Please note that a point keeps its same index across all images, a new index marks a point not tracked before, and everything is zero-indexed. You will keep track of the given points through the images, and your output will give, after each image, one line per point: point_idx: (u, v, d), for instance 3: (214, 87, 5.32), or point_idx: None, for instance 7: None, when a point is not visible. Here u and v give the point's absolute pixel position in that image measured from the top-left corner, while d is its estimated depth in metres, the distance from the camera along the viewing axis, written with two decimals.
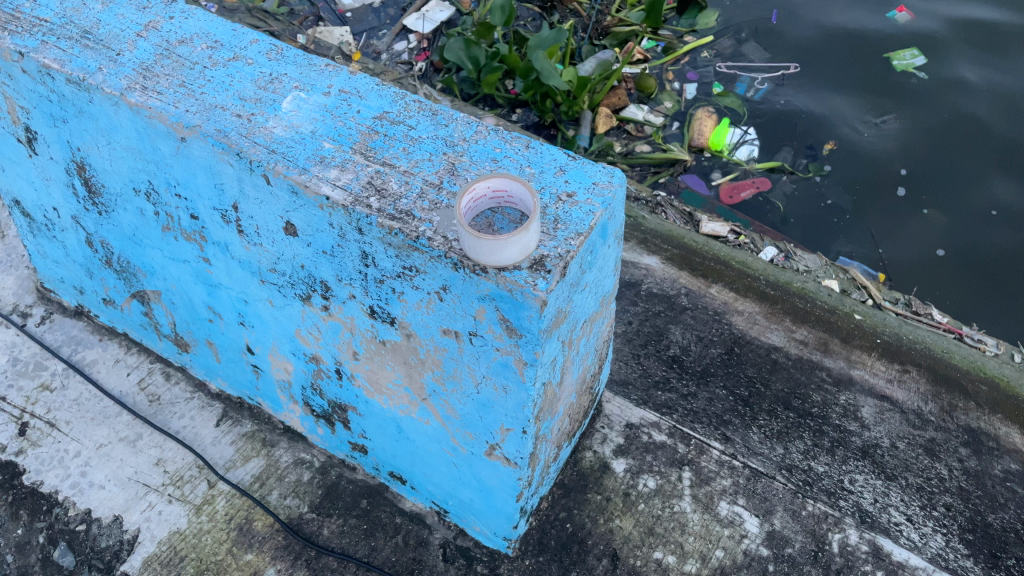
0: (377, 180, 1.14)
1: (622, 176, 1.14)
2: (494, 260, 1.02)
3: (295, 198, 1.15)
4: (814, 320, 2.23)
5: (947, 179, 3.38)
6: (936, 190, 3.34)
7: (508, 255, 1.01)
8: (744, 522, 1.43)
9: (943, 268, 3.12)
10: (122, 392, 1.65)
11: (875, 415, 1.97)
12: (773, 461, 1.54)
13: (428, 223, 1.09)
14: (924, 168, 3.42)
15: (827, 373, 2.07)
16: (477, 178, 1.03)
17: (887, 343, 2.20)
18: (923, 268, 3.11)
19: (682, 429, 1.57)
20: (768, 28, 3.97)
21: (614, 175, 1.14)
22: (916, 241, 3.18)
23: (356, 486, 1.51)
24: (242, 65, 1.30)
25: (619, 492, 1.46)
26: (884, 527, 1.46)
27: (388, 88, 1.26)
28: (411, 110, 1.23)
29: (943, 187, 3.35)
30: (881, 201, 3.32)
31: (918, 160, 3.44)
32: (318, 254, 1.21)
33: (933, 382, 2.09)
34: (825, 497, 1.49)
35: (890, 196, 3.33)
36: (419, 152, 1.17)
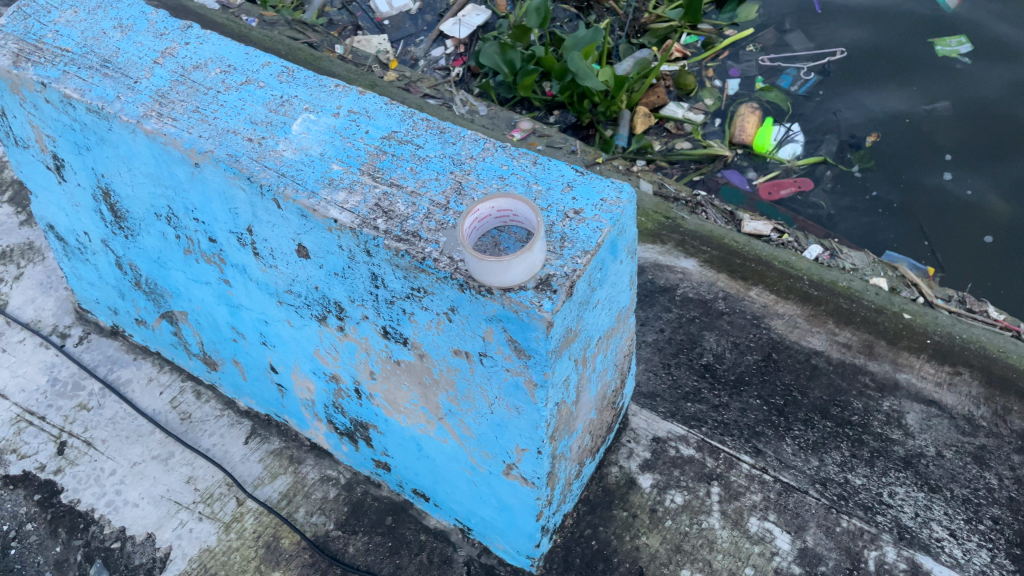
0: (385, 203, 1.13)
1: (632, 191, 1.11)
2: (499, 282, 1.01)
3: (305, 221, 1.16)
4: (859, 321, 2.16)
5: (995, 160, 3.28)
6: (985, 172, 3.25)
7: (513, 273, 1.00)
8: (775, 539, 1.38)
9: (994, 259, 3.01)
10: (155, 411, 1.68)
11: (920, 421, 1.90)
12: (806, 474, 1.48)
13: (435, 244, 1.08)
14: (972, 149, 3.33)
15: (870, 378, 2.00)
16: (478, 199, 1.01)
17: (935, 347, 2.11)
18: (975, 258, 3.01)
19: (710, 442, 1.52)
20: (812, 18, 3.87)
21: (623, 190, 1.11)
22: (962, 229, 3.10)
23: (381, 503, 1.51)
24: (254, 88, 1.31)
25: (645, 508, 1.43)
26: (924, 544, 1.40)
27: (396, 107, 1.25)
28: (420, 129, 1.23)
29: (992, 169, 3.26)
30: (929, 188, 3.23)
31: (967, 141, 3.35)
32: (330, 276, 1.21)
33: (987, 385, 2.01)
34: (860, 512, 1.43)
35: (939, 188, 3.23)
36: (426, 172, 1.16)
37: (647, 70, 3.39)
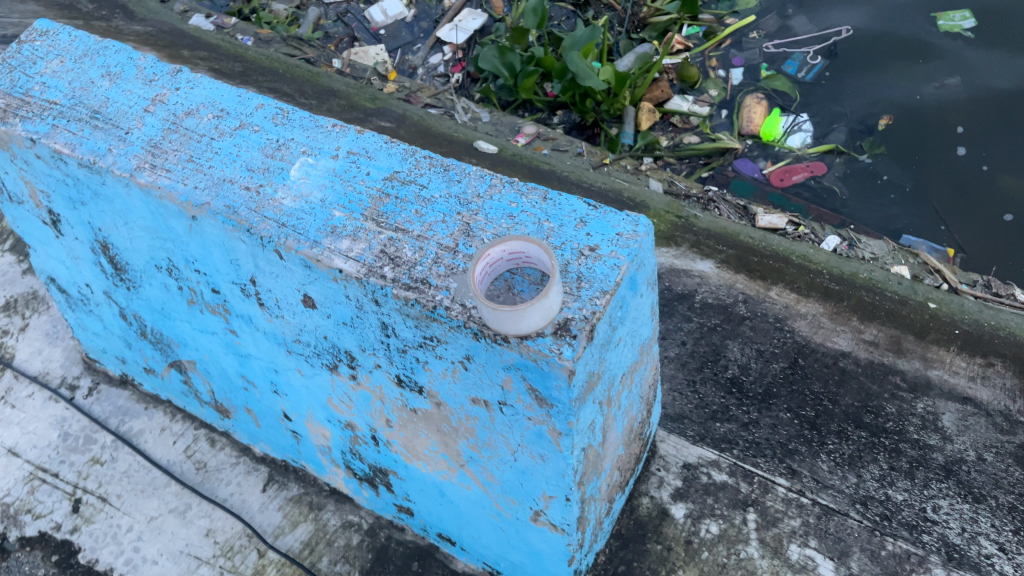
0: (391, 250, 1.08)
1: (649, 221, 1.06)
2: (514, 331, 0.96)
3: (309, 271, 1.10)
4: (885, 314, 2.16)
5: (1006, 135, 3.21)
6: (997, 147, 3.18)
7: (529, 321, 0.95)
8: (818, 566, 1.33)
9: (1016, 237, 2.93)
10: (169, 461, 1.64)
11: (957, 423, 1.86)
12: (845, 495, 1.43)
13: (445, 291, 1.02)
14: (982, 125, 3.26)
15: (901, 377, 1.97)
16: (488, 243, 0.96)
17: (965, 337, 2.10)
18: (995, 237, 2.95)
19: (743, 466, 1.46)
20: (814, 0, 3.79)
21: (640, 223, 1.05)
22: (978, 206, 3.03)
23: (406, 548, 1.46)
24: (249, 133, 1.26)
25: (679, 540, 1.38)
26: (973, 563, 1.34)
27: (397, 145, 1.20)
28: (422, 167, 1.17)
29: (1004, 144, 3.18)
30: (944, 165, 3.16)
31: (976, 116, 3.28)
32: (339, 325, 1.16)
33: (1022, 374, 2.02)
34: (905, 533, 1.37)
35: (954, 166, 3.15)
36: (432, 215, 1.11)
37: (649, 65, 3.31)
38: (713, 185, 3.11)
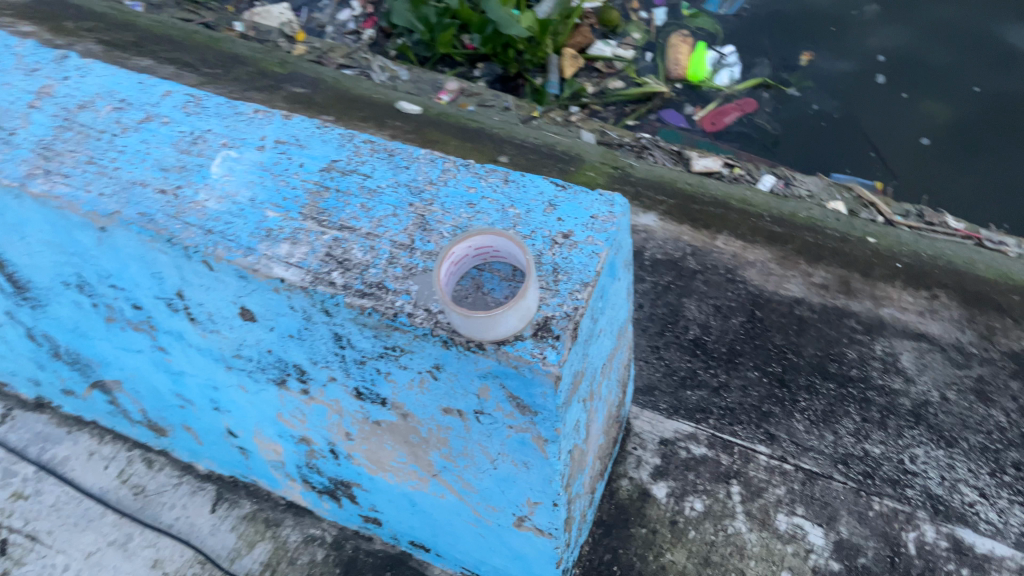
0: (339, 253, 0.95)
1: (625, 200, 0.96)
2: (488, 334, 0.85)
3: (245, 282, 0.97)
4: (830, 255, 2.21)
5: (923, 63, 3.23)
6: (915, 75, 3.19)
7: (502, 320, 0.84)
8: (807, 535, 1.28)
9: (938, 162, 2.95)
10: (104, 489, 1.50)
11: (915, 362, 1.87)
12: (827, 456, 1.39)
13: (406, 295, 0.91)
14: (900, 54, 3.27)
15: (856, 319, 1.99)
16: (451, 241, 0.85)
17: (903, 270, 2.20)
18: (919, 163, 2.95)
19: (722, 437, 1.41)
20: None
21: (615, 202, 0.95)
22: (900, 133, 3.03)
23: (375, 558, 1.36)
24: (157, 126, 1.12)
25: (664, 522, 1.32)
26: (960, 515, 1.31)
27: (332, 132, 1.09)
28: (363, 154, 1.06)
29: (921, 72, 3.20)
30: (866, 96, 3.16)
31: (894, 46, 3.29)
32: (284, 338, 1.03)
33: (965, 305, 2.10)
34: (889, 489, 1.34)
35: (874, 94, 3.16)
36: (380, 208, 0.99)
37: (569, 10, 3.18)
38: (644, 131, 3.02)
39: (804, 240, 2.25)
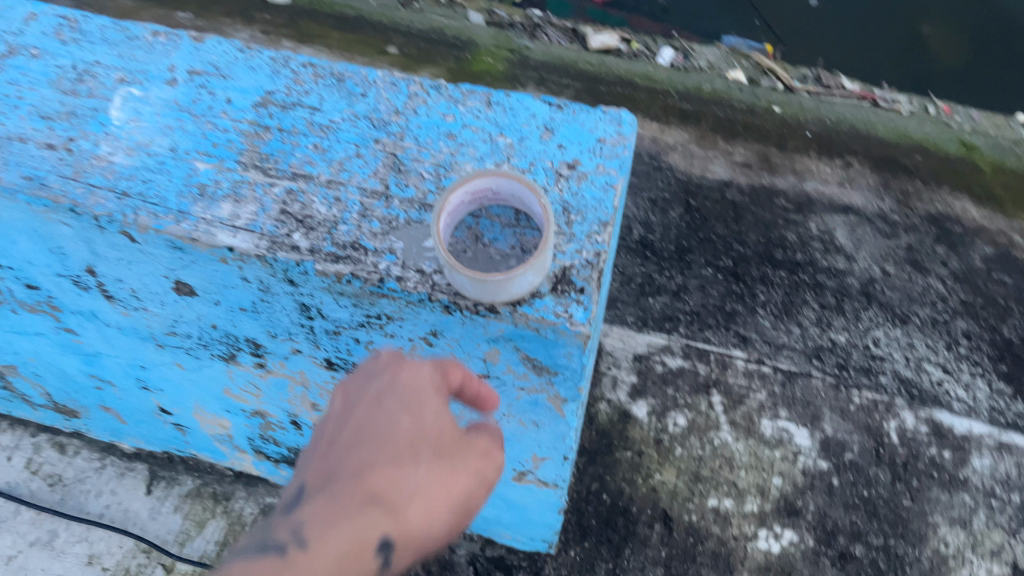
0: (298, 209, 0.79)
1: (633, 117, 0.84)
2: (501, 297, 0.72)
3: (181, 254, 0.79)
4: (742, 131, 2.12)
5: None
6: None
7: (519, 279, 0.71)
8: (793, 437, 1.26)
9: (826, 21, 2.76)
10: (10, 484, 1.29)
11: (850, 237, 1.83)
12: (801, 352, 1.36)
13: (389, 255, 0.76)
14: None
15: (785, 200, 1.91)
16: (447, 188, 0.71)
17: (816, 136, 2.15)
18: (805, 23, 2.76)
19: (696, 346, 1.35)
20: None
21: (621, 122, 0.82)
22: None
23: None
24: (26, 60, 0.88)
25: (649, 442, 1.26)
26: (933, 398, 1.32)
27: (260, 57, 0.90)
28: (304, 81, 0.88)
29: None
30: None
31: None
32: (234, 311, 0.86)
33: (877, 170, 2.07)
34: (865, 380, 1.33)
35: None
36: (338, 147, 0.82)
37: None
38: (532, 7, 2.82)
39: (718, 115, 2.17)
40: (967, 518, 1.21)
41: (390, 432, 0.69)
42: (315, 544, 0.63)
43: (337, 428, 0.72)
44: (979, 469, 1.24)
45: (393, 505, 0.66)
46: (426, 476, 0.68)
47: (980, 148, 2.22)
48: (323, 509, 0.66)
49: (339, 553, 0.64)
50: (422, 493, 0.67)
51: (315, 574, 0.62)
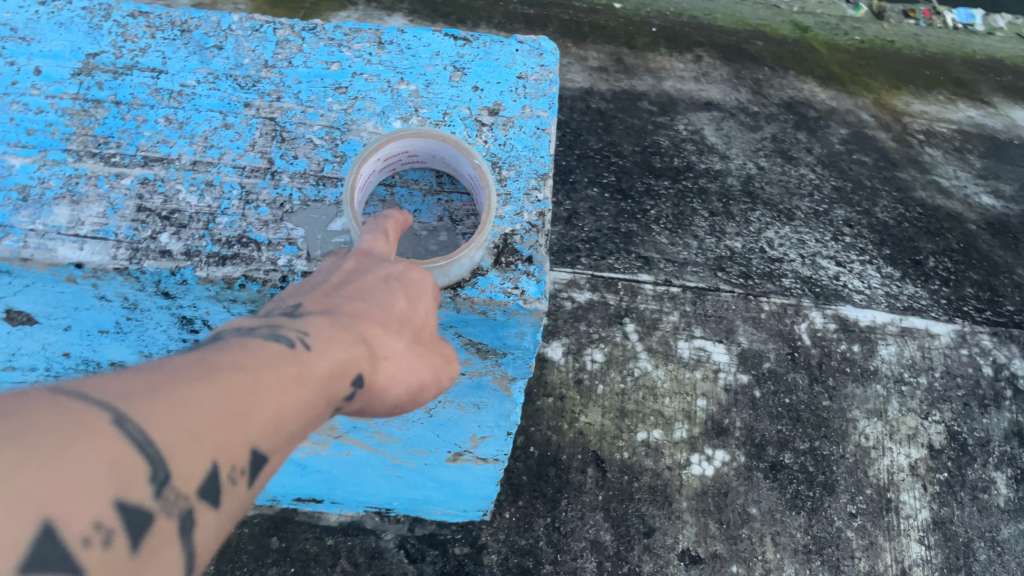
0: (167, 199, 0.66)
1: (553, 46, 0.78)
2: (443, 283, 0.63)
3: (10, 279, 0.62)
4: (589, 33, 2.03)
5: None
6: None
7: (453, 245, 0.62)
8: (711, 355, 1.23)
9: None
10: None
11: (718, 134, 1.78)
12: (704, 265, 1.32)
13: (291, 246, 0.64)
14: None
15: (648, 102, 1.84)
16: (355, 158, 0.59)
17: (662, 32, 2.09)
18: None
19: (602, 276, 1.28)
20: None
21: (544, 62, 0.77)
22: None
23: (250, 528, 1.10)
24: None
25: (569, 384, 1.20)
26: (834, 292, 1.32)
27: (77, 20, 0.77)
28: (139, 44, 0.76)
29: None
30: None
31: None
32: (91, 335, 0.68)
33: (726, 60, 2.05)
34: (770, 284, 1.31)
35: None
36: (197, 120, 0.71)
37: None
38: None
39: (561, 19, 2.07)
40: (882, 408, 1.22)
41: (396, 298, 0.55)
42: (323, 351, 0.49)
43: (335, 274, 0.57)
44: (887, 358, 1.26)
45: (388, 359, 0.54)
46: (418, 356, 0.56)
47: (812, 27, 2.25)
48: (328, 325, 0.51)
49: (341, 371, 0.50)
50: (412, 373, 0.56)
51: (319, 382, 0.48)
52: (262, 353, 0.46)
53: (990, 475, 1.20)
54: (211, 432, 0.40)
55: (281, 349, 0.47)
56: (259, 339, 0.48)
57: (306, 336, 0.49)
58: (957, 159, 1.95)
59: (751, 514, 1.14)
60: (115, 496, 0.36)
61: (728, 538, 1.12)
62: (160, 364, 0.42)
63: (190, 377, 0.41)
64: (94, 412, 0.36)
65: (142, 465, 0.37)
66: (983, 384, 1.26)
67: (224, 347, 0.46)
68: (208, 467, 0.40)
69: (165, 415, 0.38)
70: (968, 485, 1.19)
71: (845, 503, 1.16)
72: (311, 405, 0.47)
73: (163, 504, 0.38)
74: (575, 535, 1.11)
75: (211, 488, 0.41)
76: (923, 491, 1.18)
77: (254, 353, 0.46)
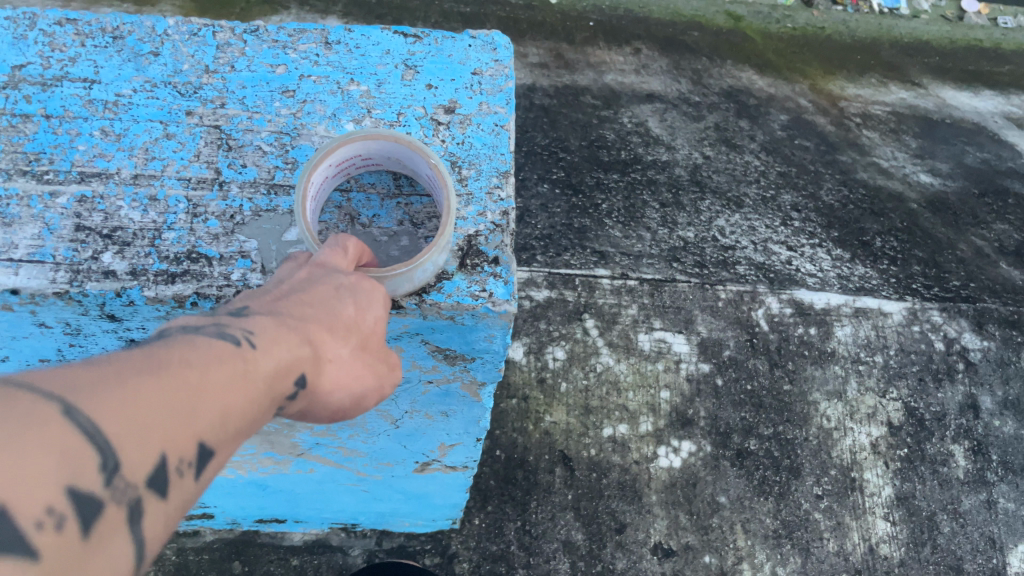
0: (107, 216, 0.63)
1: (507, 39, 0.76)
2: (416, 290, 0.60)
3: None
4: (528, 28, 2.02)
5: None
6: None
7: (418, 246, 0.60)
8: (672, 346, 1.23)
9: None
10: None
11: (662, 124, 1.78)
12: (659, 256, 1.32)
13: (244, 260, 0.62)
14: None
15: (591, 95, 1.84)
16: (305, 164, 0.56)
17: (600, 23, 2.08)
18: None
19: (559, 273, 1.27)
20: None
21: (498, 54, 0.75)
22: None
23: (211, 554, 1.06)
24: None
25: (532, 384, 1.18)
26: (788, 277, 1.33)
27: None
28: (66, 50, 0.71)
29: None
30: None
31: None
32: (31, 364, 0.65)
33: (664, 51, 2.05)
34: (725, 272, 1.32)
35: None
36: (137, 130, 0.67)
37: None
38: None
39: (497, 15, 2.05)
40: (841, 389, 1.23)
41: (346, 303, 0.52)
42: (268, 351, 0.46)
43: (286, 281, 0.53)
44: (843, 339, 1.27)
45: (332, 363, 0.51)
46: (364, 363, 0.53)
47: (747, 17, 2.22)
48: (275, 325, 0.48)
49: (285, 371, 0.47)
50: (358, 377, 0.53)
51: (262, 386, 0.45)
52: (208, 351, 0.44)
53: (948, 448, 1.22)
54: (156, 427, 0.39)
55: (228, 345, 0.44)
56: (204, 336, 0.45)
57: (254, 334, 0.46)
58: (894, 140, 1.99)
59: (720, 503, 1.14)
60: (67, 484, 0.35)
61: (699, 529, 1.12)
62: (101, 359, 0.40)
63: (135, 373, 0.39)
64: (40, 403, 0.35)
65: (91, 455, 0.36)
66: (936, 358, 1.28)
67: (165, 343, 0.43)
68: (155, 458, 0.39)
69: (112, 405, 0.37)
70: (928, 460, 1.21)
71: (811, 485, 1.17)
72: (256, 405, 0.45)
73: (110, 493, 0.37)
74: (546, 537, 1.09)
75: (155, 483, 0.39)
76: (885, 468, 1.19)
77: (198, 350, 0.43)
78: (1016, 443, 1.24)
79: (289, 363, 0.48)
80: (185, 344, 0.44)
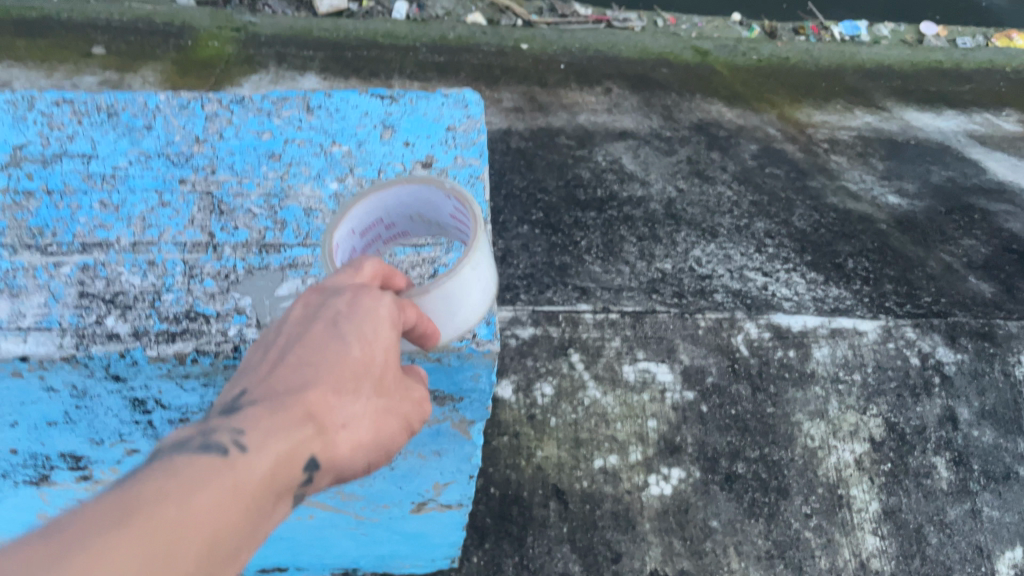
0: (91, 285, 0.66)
1: (477, 96, 0.80)
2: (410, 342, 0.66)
3: None
4: (502, 75, 2.10)
5: None
6: None
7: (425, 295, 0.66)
8: (656, 376, 1.26)
9: None
10: None
11: (635, 160, 1.84)
12: (639, 288, 1.36)
13: (240, 315, 0.65)
14: None
15: (566, 136, 1.89)
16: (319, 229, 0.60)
17: (570, 66, 2.15)
18: None
19: (542, 310, 1.31)
20: None
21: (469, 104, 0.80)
22: None
23: None
24: None
25: (523, 420, 1.21)
26: (764, 302, 1.37)
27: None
28: (64, 130, 0.75)
29: None
30: None
31: None
32: (39, 428, 0.68)
33: (635, 89, 2.12)
34: (703, 300, 1.36)
35: None
36: (133, 201, 0.71)
37: None
38: None
39: (470, 64, 2.13)
40: (823, 408, 1.27)
41: (346, 348, 0.54)
42: (257, 449, 0.50)
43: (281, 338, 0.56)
44: (821, 359, 1.31)
45: (340, 430, 0.54)
46: (373, 411, 0.56)
47: (712, 52, 2.30)
48: (266, 415, 0.52)
49: (280, 463, 0.51)
50: (375, 417, 0.56)
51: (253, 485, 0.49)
52: (196, 470, 0.48)
53: (931, 460, 1.25)
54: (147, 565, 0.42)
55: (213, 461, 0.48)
56: (193, 451, 0.49)
57: (240, 437, 0.50)
58: (862, 163, 2.05)
59: (713, 527, 1.17)
60: None
61: (693, 553, 1.15)
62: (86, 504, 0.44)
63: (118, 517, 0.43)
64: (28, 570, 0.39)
65: None
66: (913, 374, 1.31)
67: (154, 469, 0.48)
68: None
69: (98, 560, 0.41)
70: (912, 473, 1.24)
71: (800, 504, 1.20)
72: (249, 511, 0.49)
73: None
74: (544, 570, 1.12)
75: None
76: (870, 483, 1.22)
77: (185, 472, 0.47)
78: (996, 452, 1.27)
79: (284, 451, 0.51)
80: (175, 469, 0.48)
